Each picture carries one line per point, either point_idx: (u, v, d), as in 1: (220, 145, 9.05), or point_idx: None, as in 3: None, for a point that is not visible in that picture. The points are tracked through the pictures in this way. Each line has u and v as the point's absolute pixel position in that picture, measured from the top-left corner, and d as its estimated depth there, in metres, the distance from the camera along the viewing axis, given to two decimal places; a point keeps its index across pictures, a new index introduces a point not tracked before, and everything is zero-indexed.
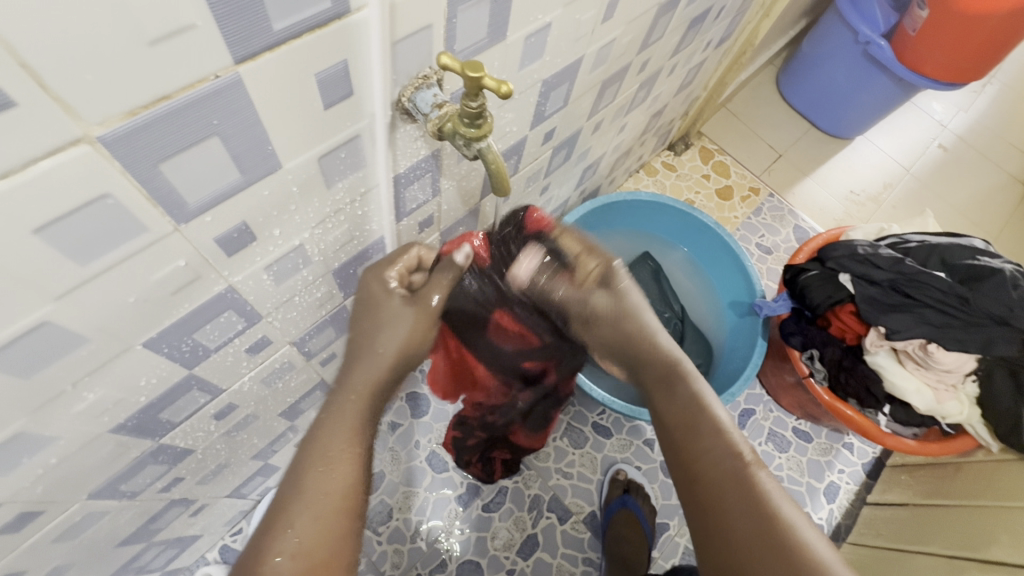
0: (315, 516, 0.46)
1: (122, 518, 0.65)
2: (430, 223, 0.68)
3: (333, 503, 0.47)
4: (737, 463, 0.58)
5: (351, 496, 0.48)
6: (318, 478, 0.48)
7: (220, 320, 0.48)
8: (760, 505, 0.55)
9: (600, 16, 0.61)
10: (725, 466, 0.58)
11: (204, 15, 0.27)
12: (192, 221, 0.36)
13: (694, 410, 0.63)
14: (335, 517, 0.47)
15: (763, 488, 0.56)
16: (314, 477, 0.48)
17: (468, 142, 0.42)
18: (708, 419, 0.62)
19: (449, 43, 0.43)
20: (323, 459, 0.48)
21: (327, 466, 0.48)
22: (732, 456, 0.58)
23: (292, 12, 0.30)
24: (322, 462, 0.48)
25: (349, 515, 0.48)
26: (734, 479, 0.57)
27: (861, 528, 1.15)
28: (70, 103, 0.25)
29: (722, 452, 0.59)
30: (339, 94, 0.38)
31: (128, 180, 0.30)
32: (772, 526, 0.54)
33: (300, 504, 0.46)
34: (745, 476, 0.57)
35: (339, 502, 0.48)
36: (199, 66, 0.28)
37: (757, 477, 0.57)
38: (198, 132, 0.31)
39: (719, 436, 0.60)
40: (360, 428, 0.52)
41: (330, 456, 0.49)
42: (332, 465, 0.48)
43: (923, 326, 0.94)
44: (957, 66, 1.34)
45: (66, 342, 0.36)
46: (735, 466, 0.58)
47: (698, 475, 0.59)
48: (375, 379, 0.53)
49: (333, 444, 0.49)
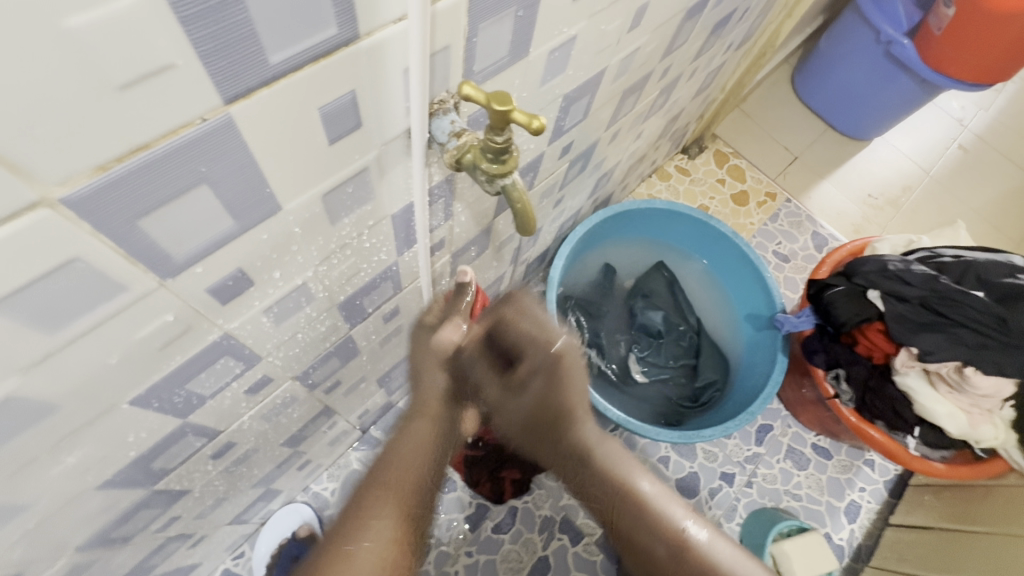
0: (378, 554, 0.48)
1: (115, 561, 0.61)
2: (441, 247, 0.64)
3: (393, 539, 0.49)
4: (672, 545, 0.59)
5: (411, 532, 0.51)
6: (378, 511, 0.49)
7: (216, 367, 0.44)
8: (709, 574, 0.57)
9: (627, 24, 0.56)
10: (664, 551, 0.59)
11: (186, 53, 0.22)
12: (179, 274, 0.32)
13: (624, 505, 0.62)
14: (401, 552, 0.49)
15: (706, 558, 0.58)
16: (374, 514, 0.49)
17: (490, 178, 0.38)
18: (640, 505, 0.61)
19: (468, 65, 0.39)
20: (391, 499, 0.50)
21: (384, 502, 0.50)
22: (666, 541, 0.59)
23: (291, 41, 0.25)
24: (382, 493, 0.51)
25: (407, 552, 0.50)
26: (678, 561, 0.59)
27: (884, 552, 1.10)
28: (20, 164, 0.21)
29: (658, 539, 0.59)
30: (345, 127, 0.33)
31: (101, 240, 0.26)
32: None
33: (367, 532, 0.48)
34: (684, 554, 0.58)
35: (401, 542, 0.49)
36: (182, 110, 0.24)
37: (700, 549, 0.58)
38: (184, 181, 0.27)
39: (653, 522, 0.60)
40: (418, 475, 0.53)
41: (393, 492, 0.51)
42: (382, 505, 0.50)
43: (959, 348, 0.89)
44: (984, 66, 1.27)
45: (37, 411, 0.32)
46: (671, 544, 0.59)
47: (648, 559, 0.61)
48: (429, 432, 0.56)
49: (396, 482, 0.52)
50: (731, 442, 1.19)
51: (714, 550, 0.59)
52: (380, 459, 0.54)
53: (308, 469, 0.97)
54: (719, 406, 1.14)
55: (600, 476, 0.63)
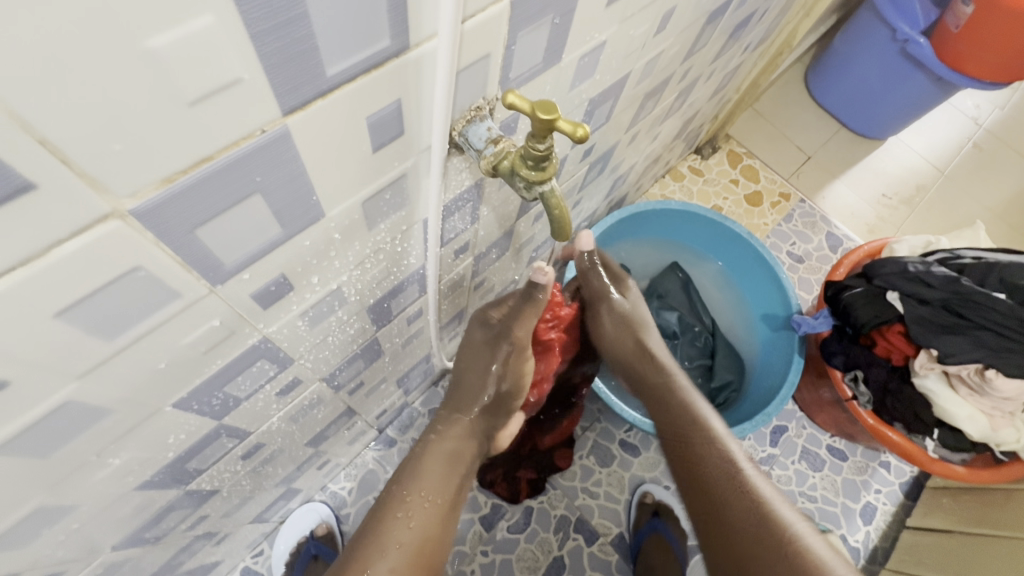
0: (398, 557, 0.54)
1: (146, 559, 0.62)
2: (466, 250, 0.64)
3: (408, 552, 0.54)
4: (731, 471, 0.62)
5: (428, 546, 0.56)
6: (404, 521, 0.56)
7: (252, 370, 0.44)
8: (759, 507, 0.58)
9: (654, 28, 0.56)
10: (723, 474, 0.62)
11: (253, 67, 0.23)
12: (228, 280, 0.33)
13: (693, 430, 0.67)
14: (415, 559, 0.55)
15: (759, 495, 0.59)
16: (396, 524, 0.56)
17: (529, 185, 0.39)
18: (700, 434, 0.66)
19: (505, 73, 0.39)
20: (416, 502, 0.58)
21: (412, 512, 0.57)
22: (725, 464, 0.63)
23: (348, 53, 0.26)
24: (405, 508, 0.57)
25: (427, 563, 0.56)
26: (733, 483, 0.61)
27: (900, 555, 1.09)
28: (96, 176, 0.21)
29: (719, 457, 0.63)
30: (388, 135, 0.34)
31: (161, 250, 0.27)
32: (771, 533, 0.55)
33: (384, 548, 0.54)
34: (744, 486, 0.60)
35: (419, 548, 0.55)
36: (243, 122, 0.24)
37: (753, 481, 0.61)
38: (240, 191, 0.28)
39: (719, 448, 0.64)
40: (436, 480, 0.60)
41: (417, 505, 0.58)
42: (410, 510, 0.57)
43: (980, 350, 0.89)
44: (1003, 64, 1.26)
45: (90, 413, 0.33)
46: (731, 470, 0.62)
47: (705, 486, 0.62)
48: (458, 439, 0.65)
49: (415, 498, 0.58)
50: (746, 443, 1.19)
51: (771, 499, 0.59)
52: (411, 462, 0.62)
53: (327, 469, 0.98)
54: (735, 407, 1.14)
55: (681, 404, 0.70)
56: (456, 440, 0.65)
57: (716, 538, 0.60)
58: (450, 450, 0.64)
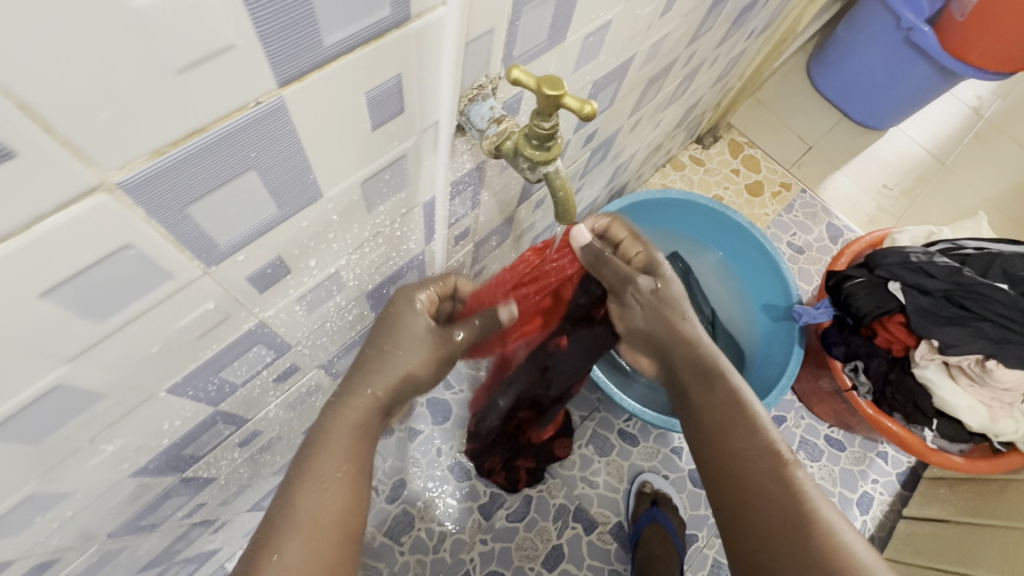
0: (306, 542, 0.42)
1: (143, 547, 0.61)
2: (466, 236, 0.63)
3: (329, 528, 0.43)
4: (773, 457, 0.51)
5: (347, 514, 0.44)
6: (304, 515, 0.42)
7: (248, 356, 0.43)
8: (797, 502, 0.48)
9: (659, 9, 0.55)
10: (762, 465, 0.51)
11: (247, 34, 0.22)
12: (222, 262, 0.32)
13: (730, 415, 0.55)
14: (330, 542, 0.42)
15: (802, 488, 0.49)
16: (306, 497, 0.43)
17: (533, 165, 0.38)
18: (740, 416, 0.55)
19: (509, 50, 0.38)
20: (321, 477, 0.44)
21: (320, 488, 0.43)
22: (765, 447, 0.52)
23: (346, 21, 0.25)
24: (308, 480, 0.44)
25: (346, 539, 0.43)
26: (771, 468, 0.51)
27: (897, 544, 1.10)
28: (81, 147, 0.20)
29: (759, 440, 0.52)
30: (389, 112, 0.33)
31: (152, 227, 0.26)
32: (804, 526, 0.46)
33: (292, 530, 0.42)
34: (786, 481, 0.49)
35: (337, 523, 0.43)
36: (237, 93, 0.23)
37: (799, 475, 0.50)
38: (234, 167, 0.27)
39: (760, 434, 0.53)
40: (359, 445, 0.47)
41: (328, 477, 0.44)
42: (326, 482, 0.44)
43: (980, 342, 0.89)
44: (1008, 54, 1.24)
45: (82, 398, 0.32)
46: (771, 457, 0.51)
47: (732, 471, 0.52)
48: (389, 381, 0.50)
49: (326, 460, 0.45)
50: None
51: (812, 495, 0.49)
52: (310, 440, 0.46)
53: None
54: None
55: (711, 384, 0.58)
56: (365, 410, 0.49)
57: (736, 529, 0.50)
58: (355, 420, 0.48)
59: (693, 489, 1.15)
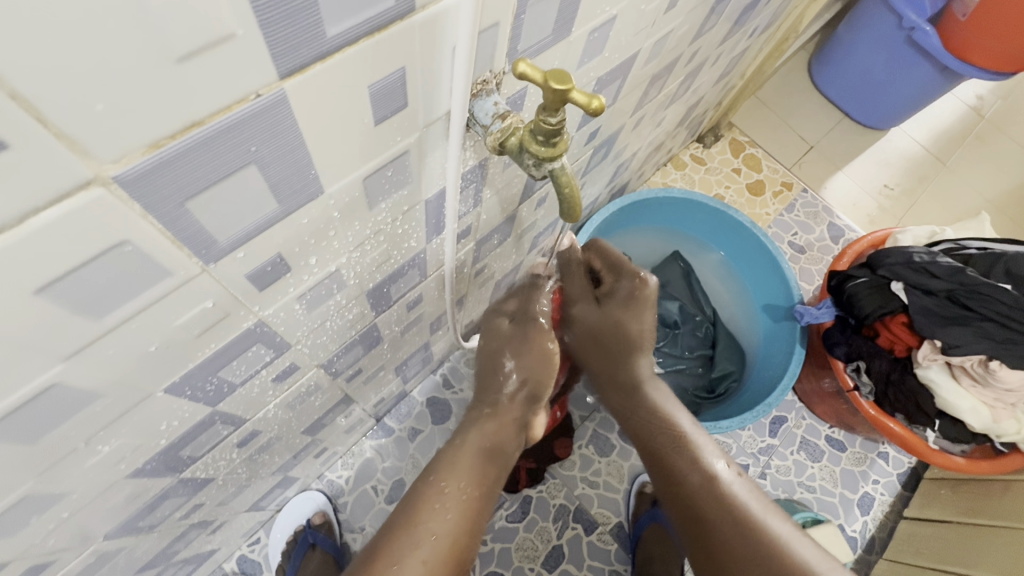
0: (432, 546, 0.51)
1: (140, 548, 0.61)
2: (467, 234, 0.62)
3: (445, 542, 0.52)
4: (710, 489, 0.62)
5: (462, 541, 0.53)
6: (436, 526, 0.52)
7: (247, 355, 0.43)
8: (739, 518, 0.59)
9: (664, 5, 0.54)
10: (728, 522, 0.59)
11: (248, 22, 0.21)
12: (222, 259, 0.31)
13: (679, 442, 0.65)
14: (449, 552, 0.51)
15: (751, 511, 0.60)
16: (440, 503, 0.53)
17: (539, 162, 0.37)
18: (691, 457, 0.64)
19: (514, 44, 0.37)
20: (455, 496, 0.54)
21: (445, 505, 0.53)
22: (704, 473, 0.62)
23: (349, 12, 0.24)
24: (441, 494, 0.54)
25: (457, 560, 0.52)
26: (714, 501, 0.61)
27: (897, 544, 1.10)
28: (77, 139, 0.20)
29: (695, 471, 0.63)
30: (392, 107, 0.32)
31: (149, 223, 0.25)
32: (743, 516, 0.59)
33: (420, 532, 0.51)
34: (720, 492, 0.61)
35: (452, 539, 0.52)
36: (237, 84, 0.23)
37: (733, 490, 0.61)
38: (234, 161, 0.26)
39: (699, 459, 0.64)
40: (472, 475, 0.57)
41: (455, 493, 0.54)
42: (445, 504, 0.53)
43: (984, 342, 0.89)
44: (1010, 54, 1.24)
45: (79, 398, 0.31)
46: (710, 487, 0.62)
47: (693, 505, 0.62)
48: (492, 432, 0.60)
49: (448, 485, 0.55)
50: (745, 433, 1.18)
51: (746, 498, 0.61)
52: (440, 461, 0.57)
53: (324, 457, 0.97)
54: (735, 397, 1.13)
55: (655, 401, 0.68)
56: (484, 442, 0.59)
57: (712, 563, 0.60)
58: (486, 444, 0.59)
59: None
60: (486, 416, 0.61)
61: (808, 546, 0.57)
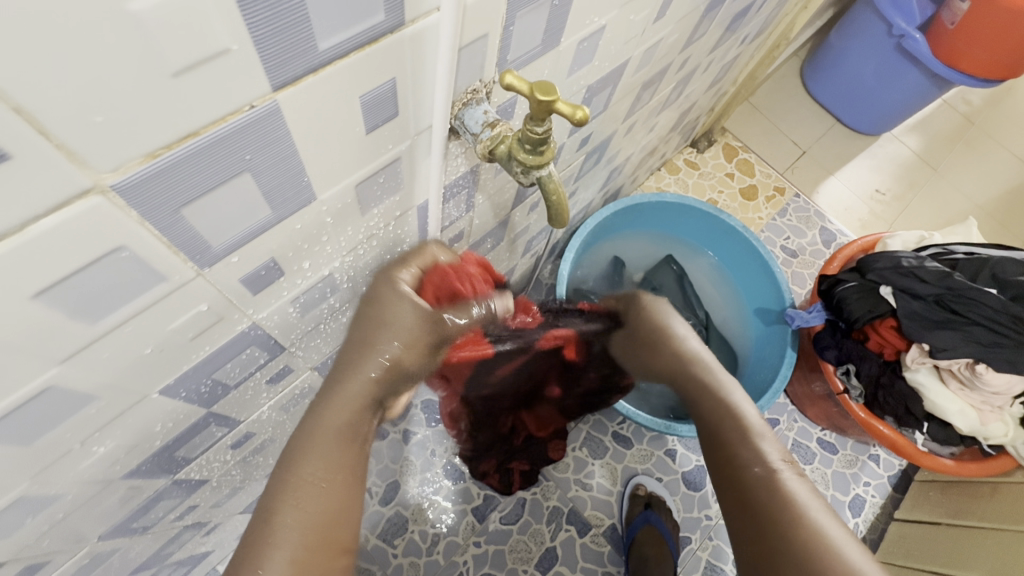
0: (292, 559, 0.39)
1: (134, 549, 0.61)
2: (460, 238, 0.63)
3: (312, 541, 0.40)
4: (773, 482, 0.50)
5: (333, 527, 0.41)
6: (285, 542, 0.39)
7: (242, 357, 0.43)
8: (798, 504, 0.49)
9: (653, 15, 0.55)
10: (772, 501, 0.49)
11: (242, 38, 0.22)
12: (216, 264, 0.32)
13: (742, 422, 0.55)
14: (319, 555, 0.40)
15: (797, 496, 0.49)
16: (288, 507, 0.40)
17: (526, 169, 0.38)
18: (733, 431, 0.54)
19: (502, 54, 0.38)
20: (305, 491, 0.40)
21: (302, 490, 0.40)
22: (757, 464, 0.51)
23: (340, 27, 0.25)
24: (289, 494, 0.40)
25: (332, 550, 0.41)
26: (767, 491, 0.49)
27: (889, 546, 1.11)
28: (76, 150, 0.20)
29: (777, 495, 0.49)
30: (383, 116, 0.33)
31: (146, 229, 0.26)
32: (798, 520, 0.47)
33: (271, 543, 0.38)
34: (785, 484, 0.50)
35: (317, 541, 0.40)
36: (232, 96, 0.24)
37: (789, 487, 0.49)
38: (228, 169, 0.27)
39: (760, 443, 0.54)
40: (341, 444, 0.43)
41: (309, 494, 0.41)
42: (302, 492, 0.40)
43: (971, 345, 0.90)
44: (997, 62, 1.26)
45: (75, 399, 0.32)
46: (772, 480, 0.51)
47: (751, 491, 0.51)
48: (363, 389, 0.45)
49: (310, 461, 0.41)
50: None
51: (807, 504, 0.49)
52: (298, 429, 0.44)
53: None
54: None
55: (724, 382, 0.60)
56: (347, 419, 0.44)
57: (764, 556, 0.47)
58: (345, 418, 0.44)
59: (686, 491, 1.15)
60: (339, 396, 0.44)
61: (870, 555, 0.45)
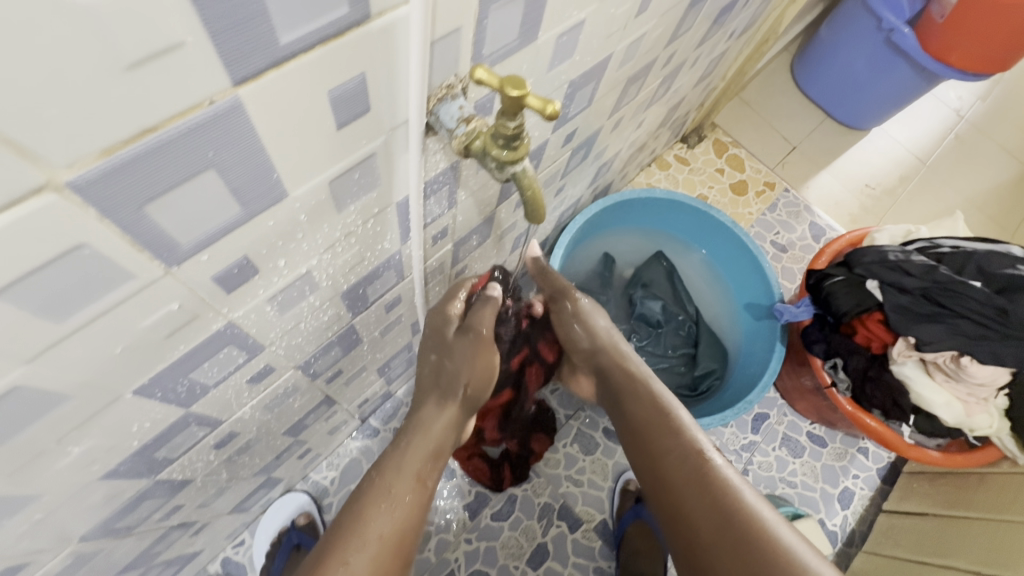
0: (371, 557, 0.48)
1: (118, 550, 0.61)
2: (444, 235, 0.63)
3: (389, 545, 0.49)
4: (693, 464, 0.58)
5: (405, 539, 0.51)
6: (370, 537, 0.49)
7: (220, 356, 0.43)
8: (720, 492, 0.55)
9: (634, 10, 0.55)
10: (688, 462, 0.58)
11: (198, 31, 0.22)
12: (186, 262, 0.32)
13: (654, 415, 0.63)
14: (389, 560, 0.49)
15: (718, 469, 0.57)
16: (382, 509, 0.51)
17: (500, 165, 0.38)
18: (664, 427, 0.61)
19: (477, 49, 0.38)
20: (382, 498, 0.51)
21: (394, 501, 0.51)
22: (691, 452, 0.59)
23: (302, 21, 0.25)
24: (360, 535, 0.49)
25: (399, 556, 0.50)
26: (699, 479, 0.57)
27: (877, 537, 1.11)
28: (27, 145, 0.20)
29: (684, 449, 0.59)
30: (354, 111, 0.32)
31: (106, 226, 0.25)
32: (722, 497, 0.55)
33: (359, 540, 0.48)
34: (708, 471, 0.57)
35: (390, 546, 0.49)
36: (192, 91, 0.23)
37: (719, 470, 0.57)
38: (192, 165, 0.26)
39: (680, 435, 0.60)
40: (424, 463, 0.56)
41: (376, 538, 0.49)
42: (394, 503, 0.51)
43: (957, 338, 0.91)
44: (986, 55, 1.26)
45: (44, 400, 0.32)
46: (700, 467, 0.57)
47: (662, 467, 0.60)
48: (445, 430, 0.59)
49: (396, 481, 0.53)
50: (727, 430, 1.19)
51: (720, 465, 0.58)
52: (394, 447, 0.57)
53: (308, 458, 0.97)
54: (716, 396, 1.14)
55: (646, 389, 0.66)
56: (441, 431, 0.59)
57: (699, 541, 0.54)
58: (435, 444, 0.58)
59: None
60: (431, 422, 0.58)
61: (791, 536, 0.52)
